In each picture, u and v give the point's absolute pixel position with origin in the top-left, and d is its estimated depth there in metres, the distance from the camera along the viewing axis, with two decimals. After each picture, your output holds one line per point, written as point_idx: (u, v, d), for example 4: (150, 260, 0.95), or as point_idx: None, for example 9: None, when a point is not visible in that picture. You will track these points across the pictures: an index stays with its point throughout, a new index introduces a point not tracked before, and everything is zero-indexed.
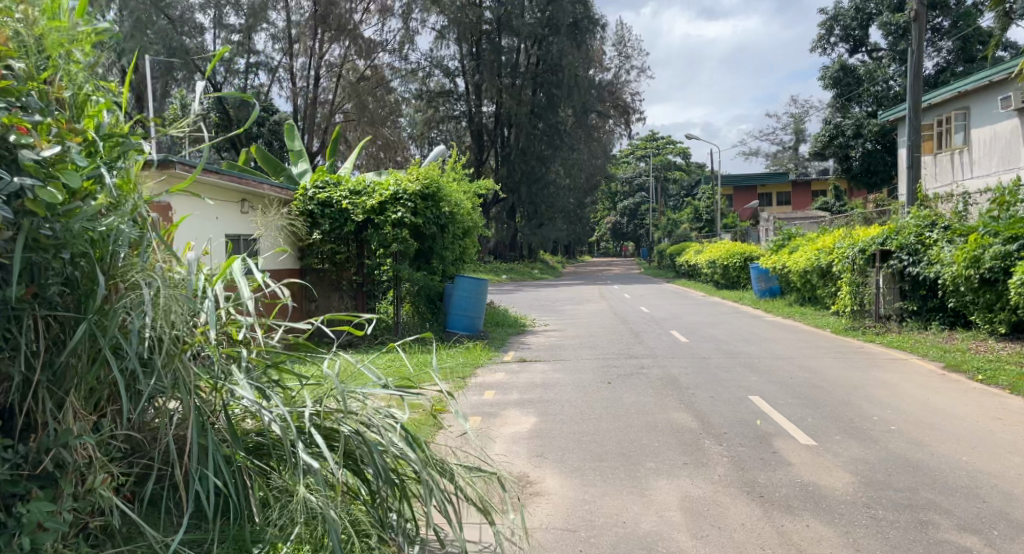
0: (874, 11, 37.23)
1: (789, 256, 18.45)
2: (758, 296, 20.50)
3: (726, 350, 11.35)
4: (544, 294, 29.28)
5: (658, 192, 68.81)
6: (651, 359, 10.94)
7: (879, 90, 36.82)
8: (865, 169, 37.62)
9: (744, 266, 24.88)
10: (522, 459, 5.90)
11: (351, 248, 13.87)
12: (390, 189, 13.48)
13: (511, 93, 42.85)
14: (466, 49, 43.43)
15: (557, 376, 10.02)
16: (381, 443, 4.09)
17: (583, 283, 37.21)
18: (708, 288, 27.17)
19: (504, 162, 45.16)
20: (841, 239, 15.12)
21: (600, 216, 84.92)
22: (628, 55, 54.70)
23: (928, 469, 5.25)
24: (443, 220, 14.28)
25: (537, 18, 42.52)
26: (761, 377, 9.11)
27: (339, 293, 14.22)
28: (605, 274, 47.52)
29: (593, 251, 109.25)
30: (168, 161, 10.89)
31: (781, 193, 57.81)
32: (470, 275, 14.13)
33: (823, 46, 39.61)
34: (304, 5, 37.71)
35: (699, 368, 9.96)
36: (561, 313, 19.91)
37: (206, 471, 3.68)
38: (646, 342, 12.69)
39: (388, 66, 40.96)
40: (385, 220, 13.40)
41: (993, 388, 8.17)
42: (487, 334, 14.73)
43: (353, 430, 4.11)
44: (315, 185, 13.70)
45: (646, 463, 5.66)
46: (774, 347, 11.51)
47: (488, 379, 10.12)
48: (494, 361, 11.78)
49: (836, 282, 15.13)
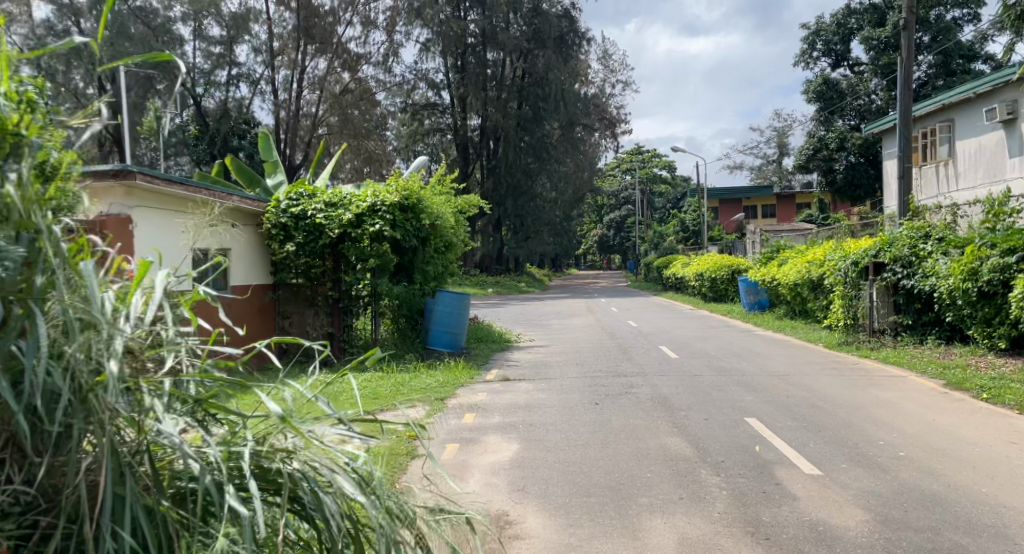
0: (855, 25, 37.28)
1: (778, 268, 18.04)
2: (747, 309, 20.08)
3: (717, 367, 10.92)
4: (530, 308, 28.77)
5: (644, 205, 68.63)
6: (639, 376, 10.48)
7: (862, 104, 36.96)
8: (849, 181, 37.44)
9: (732, 278, 24.47)
10: (502, 496, 5.41)
11: (326, 263, 13.35)
12: (368, 201, 12.98)
13: (497, 106, 42.46)
14: (450, 63, 43.11)
15: (542, 398, 9.53)
16: (330, 492, 3.56)
17: (570, 296, 36.74)
18: (696, 301, 26.75)
19: (490, 175, 44.77)
20: (832, 251, 14.73)
21: (586, 229, 84.69)
22: (613, 69, 54.68)
23: (946, 504, 4.80)
24: (423, 233, 13.81)
25: (523, 31, 42.51)
26: (756, 396, 8.67)
27: (313, 309, 13.65)
28: (592, 288, 47.13)
29: (580, 264, 108.83)
30: (128, 171, 10.53)
31: (766, 206, 57.72)
32: (452, 290, 13.65)
33: (806, 60, 39.55)
34: (287, 18, 37.49)
35: (691, 386, 9.50)
36: (546, 328, 19.38)
37: (119, 525, 3.15)
38: (633, 359, 12.21)
39: (372, 79, 40.40)
40: (362, 234, 12.90)
41: (1000, 408, 7.72)
42: (469, 351, 14.26)
43: (297, 474, 3.56)
44: (289, 197, 13.20)
45: (638, 499, 5.20)
46: (767, 363, 11.05)
47: (470, 401, 9.66)
48: (476, 380, 11.23)
49: (828, 295, 14.71)
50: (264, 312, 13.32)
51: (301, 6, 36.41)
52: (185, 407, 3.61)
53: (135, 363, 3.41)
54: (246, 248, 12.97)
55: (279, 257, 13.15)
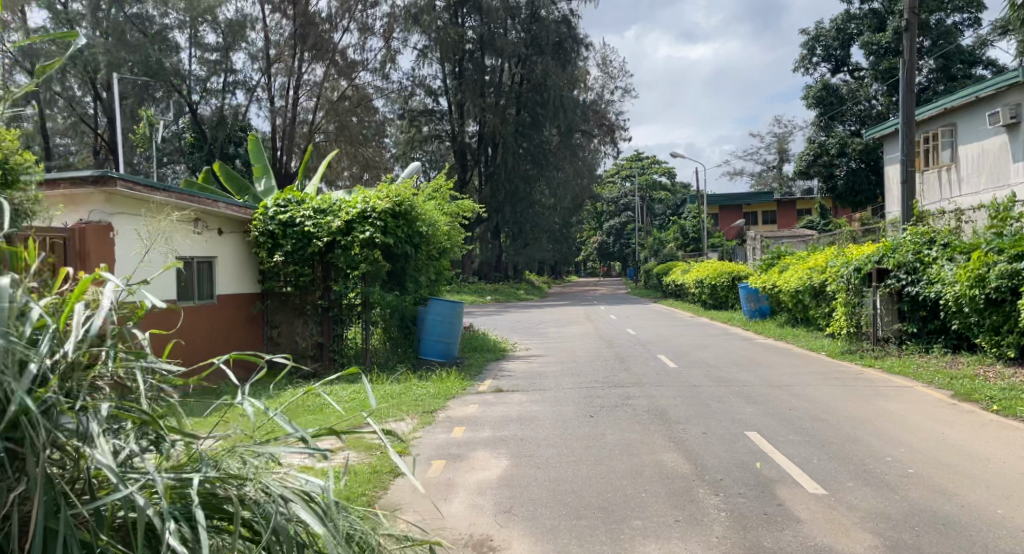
0: (855, 31, 37.04)
1: (779, 275, 17.71)
2: (748, 317, 19.74)
3: (718, 377, 10.60)
4: (528, 315, 28.45)
5: (644, 212, 68.37)
6: (636, 387, 10.16)
7: (863, 109, 36.69)
8: (850, 187, 37.11)
9: (732, 285, 24.15)
10: (487, 519, 5.11)
11: (316, 271, 13.08)
12: (358, 208, 12.70)
13: (495, 112, 42.21)
14: (448, 69, 42.88)
15: (535, 410, 9.23)
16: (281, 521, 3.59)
17: (568, 304, 36.43)
18: (696, 308, 26.39)
19: (489, 181, 44.44)
20: (834, 257, 14.42)
21: (586, 236, 84.41)
22: (612, 75, 54.50)
23: (959, 526, 4.50)
24: (415, 239, 13.53)
25: (521, 37, 42.31)
26: (756, 407, 8.37)
27: (303, 318, 13.32)
28: (591, 295, 46.75)
29: (580, 271, 108.44)
30: (108, 176, 10.36)
31: (767, 212, 57.37)
32: (444, 299, 13.34)
33: (805, 66, 39.32)
34: (284, 25, 37.33)
35: (689, 398, 9.20)
36: (543, 337, 19.06)
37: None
38: (631, 369, 11.90)
39: (370, 85, 40.15)
40: (352, 242, 12.62)
41: (1012, 420, 7.40)
42: (462, 360, 14.03)
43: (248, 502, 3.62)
44: (277, 204, 12.96)
45: (631, 521, 4.90)
46: (767, 373, 10.74)
47: (460, 414, 9.35)
48: (468, 392, 10.92)
49: (830, 302, 14.39)
50: (252, 322, 13.13)
51: (298, 13, 36.24)
52: (135, 437, 3.75)
53: (69, 381, 3.60)
54: (233, 256, 12.78)
55: (267, 266, 12.89)
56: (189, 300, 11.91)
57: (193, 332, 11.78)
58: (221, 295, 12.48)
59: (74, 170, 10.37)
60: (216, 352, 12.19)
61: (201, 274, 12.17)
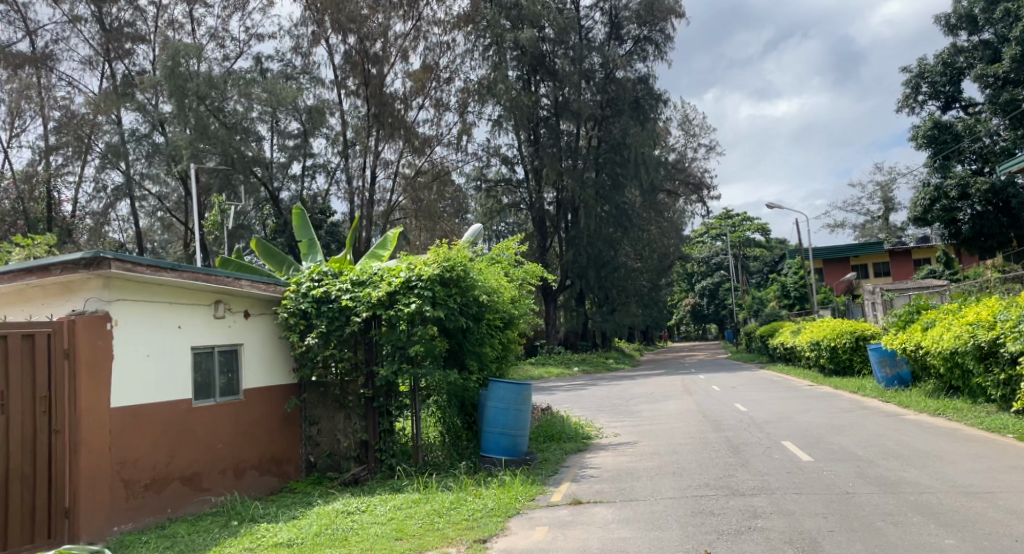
0: (964, 65, 33.82)
1: (923, 333, 14.51)
2: (883, 385, 16.53)
3: (878, 479, 7.82)
4: (619, 388, 25.57)
5: (739, 272, 64.76)
6: (766, 497, 7.47)
7: (983, 146, 32.81)
8: (977, 232, 33.09)
9: (855, 345, 20.81)
10: None
11: (357, 354, 10.95)
12: (402, 277, 10.62)
13: (573, 176, 40.32)
14: (523, 137, 41.86)
15: (626, 538, 6.66)
16: None
17: (663, 372, 33.26)
18: (814, 374, 22.96)
19: (569, 246, 42.14)
20: (1007, 309, 11.30)
21: (678, 298, 80.83)
22: (694, 133, 52.39)
23: None
24: (474, 310, 11.22)
25: (596, 99, 40.97)
26: (961, 537, 5.83)
27: (345, 412, 11.14)
28: (688, 362, 43.34)
29: (674, 334, 104.08)
30: (101, 258, 8.43)
31: (877, 264, 52.68)
32: (507, 380, 10.71)
33: (910, 105, 35.94)
34: (360, 107, 36.89)
35: (847, 518, 6.51)
36: (636, 416, 16.29)
37: None
38: (753, 466, 9.16)
39: (447, 159, 39.17)
40: (398, 316, 10.51)
41: None
42: (534, 457, 11.07)
43: None
44: (310, 278, 11.02)
45: None
46: (952, 472, 7.85)
47: (522, 545, 6.87)
48: (537, 503, 8.49)
49: (1007, 367, 11.21)
50: (286, 424, 11.04)
51: (371, 95, 35.71)
52: None
53: None
54: (264, 344, 10.89)
55: (299, 351, 10.81)
56: (209, 399, 10.02)
57: (212, 438, 9.90)
58: (250, 392, 10.56)
59: (63, 254, 8.49)
60: (243, 459, 10.30)
61: (223, 368, 10.30)
